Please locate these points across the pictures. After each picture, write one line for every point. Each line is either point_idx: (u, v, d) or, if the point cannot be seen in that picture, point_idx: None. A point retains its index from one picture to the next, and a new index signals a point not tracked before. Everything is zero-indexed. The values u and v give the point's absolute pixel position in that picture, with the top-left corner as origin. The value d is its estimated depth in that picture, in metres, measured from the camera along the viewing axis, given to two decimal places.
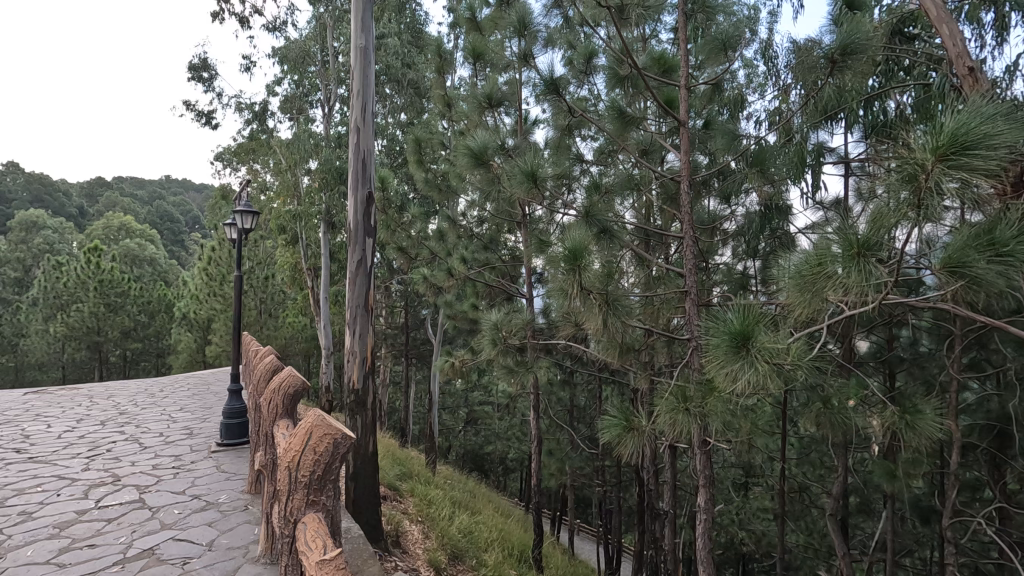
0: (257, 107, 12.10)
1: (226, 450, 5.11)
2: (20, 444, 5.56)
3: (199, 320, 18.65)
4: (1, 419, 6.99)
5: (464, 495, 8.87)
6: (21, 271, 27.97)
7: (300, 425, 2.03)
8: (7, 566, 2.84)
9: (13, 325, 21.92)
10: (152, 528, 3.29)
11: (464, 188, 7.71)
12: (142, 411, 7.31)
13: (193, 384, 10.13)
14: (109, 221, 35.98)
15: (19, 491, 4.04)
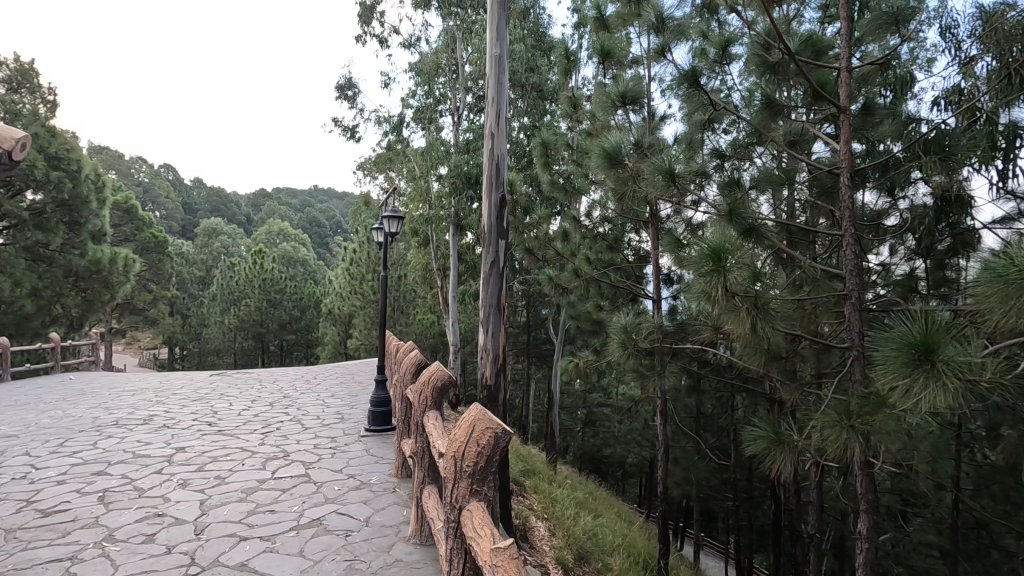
0: (394, 119, 13.06)
1: (373, 436, 5.58)
2: (211, 418, 6.56)
3: (343, 315, 20.55)
4: (195, 396, 8.27)
5: (586, 497, 8.80)
6: (204, 271, 32.69)
7: (462, 420, 2.17)
8: (210, 521, 3.36)
9: (198, 316, 25.72)
10: (318, 501, 3.69)
11: (589, 188, 7.62)
12: (302, 395, 8.23)
13: (339, 374, 11.16)
14: (270, 227, 40.90)
15: (214, 459, 4.75)
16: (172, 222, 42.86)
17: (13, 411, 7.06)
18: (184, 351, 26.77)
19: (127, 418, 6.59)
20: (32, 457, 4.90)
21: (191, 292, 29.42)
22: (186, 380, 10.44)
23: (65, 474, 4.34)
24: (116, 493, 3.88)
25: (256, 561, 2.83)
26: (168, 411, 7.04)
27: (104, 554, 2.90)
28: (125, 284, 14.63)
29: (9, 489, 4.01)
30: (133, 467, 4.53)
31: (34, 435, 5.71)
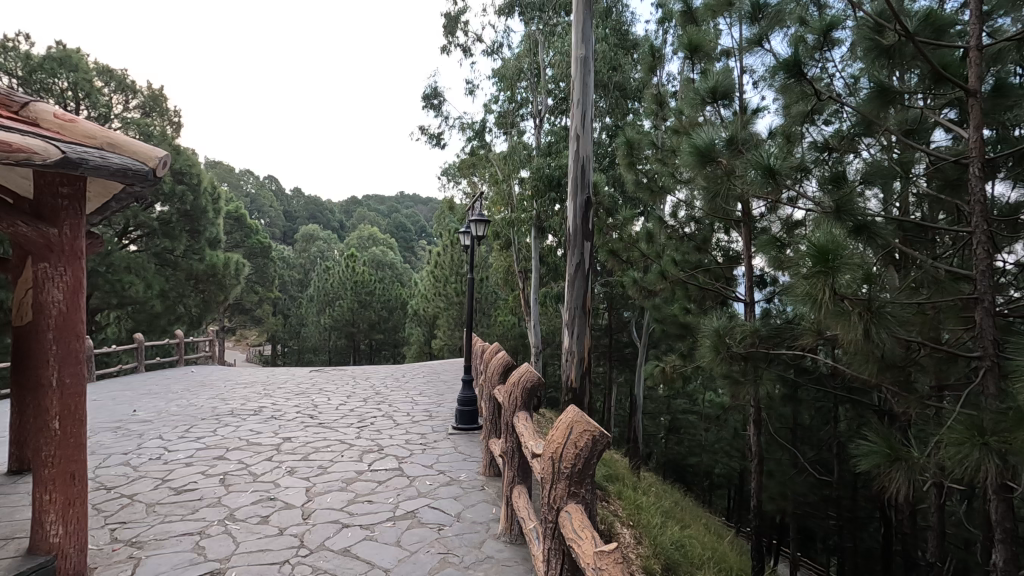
0: (477, 125, 13.36)
1: (461, 434, 5.72)
2: (313, 411, 7.03)
3: (429, 316, 21.28)
4: (298, 390, 8.90)
5: (671, 506, 8.50)
6: (303, 274, 35.04)
7: (559, 422, 2.18)
8: (315, 507, 3.60)
9: (298, 316, 27.62)
10: (412, 494, 3.84)
11: (676, 188, 7.37)
12: (393, 393, 8.62)
13: (425, 373, 11.55)
14: (360, 233, 43.13)
15: (316, 449, 5.09)
16: (274, 229, 46.36)
17: (149, 399, 7.95)
18: (285, 348, 28.86)
19: (240, 408, 7.21)
20: (164, 440, 5.50)
21: (291, 293, 31.68)
22: (289, 376, 11.25)
23: (192, 458, 4.83)
24: (235, 476, 4.27)
25: (357, 547, 2.99)
26: (275, 403, 7.63)
27: (226, 532, 3.19)
28: (236, 286, 16.04)
29: (148, 468, 4.52)
30: (247, 453, 4.96)
31: (165, 421, 6.39)
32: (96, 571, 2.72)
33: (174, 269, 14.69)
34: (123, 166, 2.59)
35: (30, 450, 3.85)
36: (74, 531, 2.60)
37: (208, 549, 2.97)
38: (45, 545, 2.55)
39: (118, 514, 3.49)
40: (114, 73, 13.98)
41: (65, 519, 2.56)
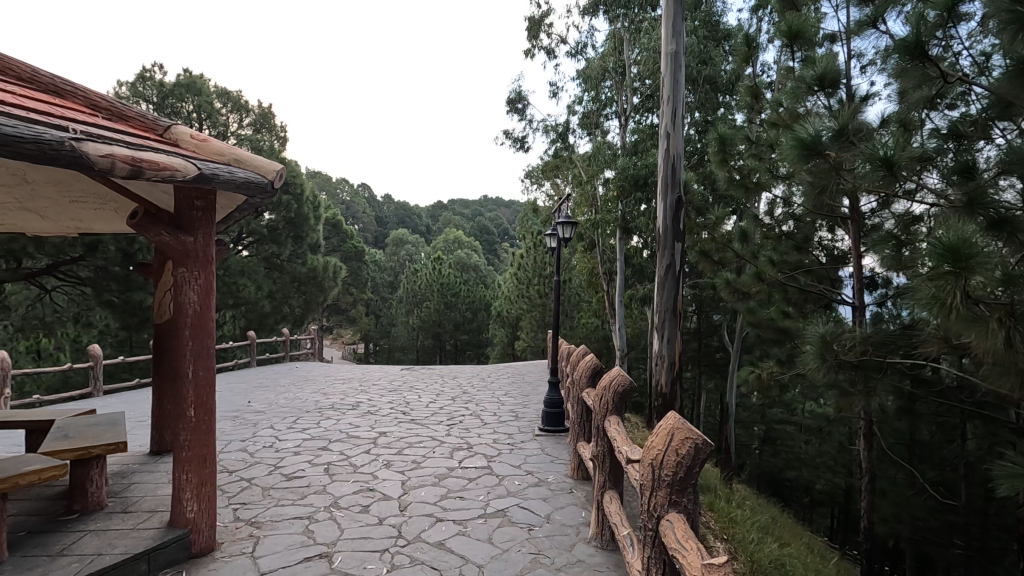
0: (560, 127, 13.35)
1: (547, 435, 5.73)
2: (405, 408, 7.35)
3: (512, 317, 21.53)
4: (391, 387, 9.33)
5: (769, 522, 7.99)
6: (393, 276, 36.64)
7: (658, 428, 2.13)
8: (411, 501, 3.76)
9: (388, 317, 28.93)
10: (501, 493, 3.91)
11: (774, 184, 6.94)
12: (479, 392, 8.80)
13: (510, 374, 11.68)
14: (446, 237, 44.43)
15: (409, 445, 5.32)
16: (367, 233, 48.93)
17: (260, 391, 8.67)
18: (377, 347, 30.31)
19: (339, 403, 7.67)
20: (274, 429, 5.98)
21: (383, 294, 33.24)
22: (381, 373, 11.81)
23: (299, 447, 5.22)
24: (338, 466, 4.56)
25: (451, 542, 3.08)
26: (371, 399, 8.05)
27: (332, 518, 3.42)
28: (334, 288, 17.08)
29: (261, 455, 4.93)
30: (347, 446, 5.28)
31: (275, 412, 6.93)
32: (223, 546, 3.01)
33: (281, 272, 15.91)
34: (247, 179, 2.85)
35: (169, 433, 4.31)
36: (206, 509, 2.90)
37: (317, 534, 3.19)
38: (183, 519, 2.86)
39: (239, 495, 3.84)
40: (231, 94, 15.40)
41: (199, 497, 2.86)
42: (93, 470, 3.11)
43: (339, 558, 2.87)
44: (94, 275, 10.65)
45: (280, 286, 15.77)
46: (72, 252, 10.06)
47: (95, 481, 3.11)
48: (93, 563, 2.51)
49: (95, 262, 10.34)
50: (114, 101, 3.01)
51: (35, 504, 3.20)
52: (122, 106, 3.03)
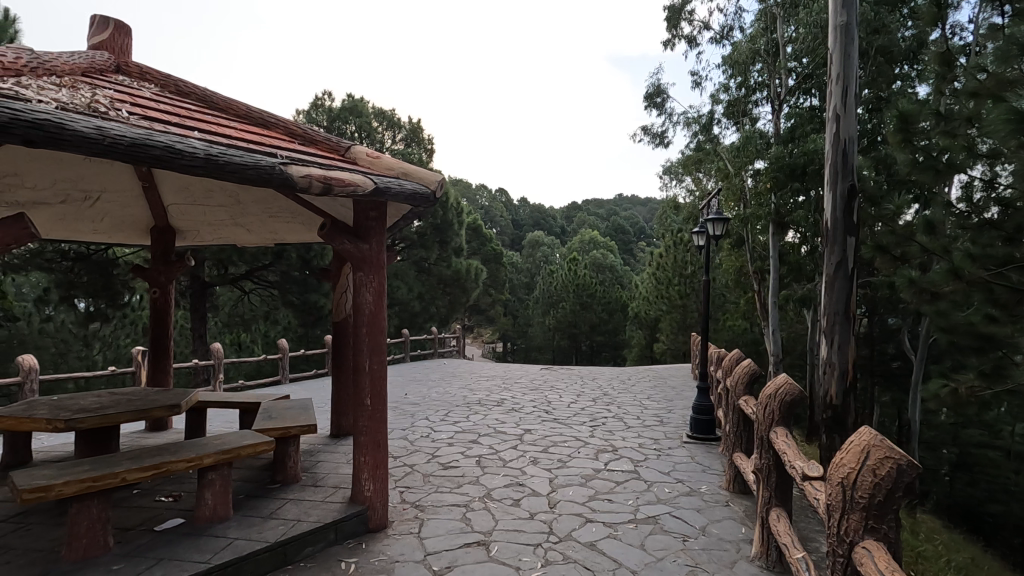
0: (703, 119, 12.61)
1: (696, 443, 5.44)
2: (548, 407, 7.49)
3: (651, 318, 20.84)
4: (532, 386, 9.56)
5: (970, 563, 6.77)
6: (530, 277, 37.34)
7: (849, 444, 1.92)
8: (560, 498, 3.82)
9: (526, 317, 29.58)
10: (651, 499, 3.81)
11: (974, 165, 5.86)
12: (621, 395, 8.66)
13: (651, 377, 11.31)
14: (582, 237, 44.26)
15: (554, 443, 5.41)
16: (505, 236, 50.65)
17: (415, 385, 9.42)
18: (515, 346, 31.19)
19: (485, 399, 8.04)
20: (430, 421, 6.46)
21: (520, 295, 34.06)
22: (522, 372, 12.13)
23: (453, 438, 5.59)
24: (489, 459, 4.80)
25: (602, 544, 3.07)
26: (514, 396, 8.31)
27: (486, 508, 3.59)
28: (476, 289, 17.91)
29: (420, 444, 5.35)
30: (496, 440, 5.52)
31: (429, 405, 7.47)
32: (394, 524, 3.31)
33: (428, 274, 17.11)
34: (414, 191, 3.12)
35: (347, 419, 4.85)
36: (380, 490, 3.21)
37: (474, 522, 3.37)
38: (362, 496, 3.20)
39: (403, 479, 4.20)
40: (386, 113, 16.92)
41: (374, 478, 3.18)
42: (290, 448, 3.61)
43: (496, 548, 3.00)
44: (280, 279, 12.34)
45: (429, 287, 16.97)
46: (263, 260, 11.78)
47: (292, 457, 3.61)
48: (294, 527, 2.91)
49: (280, 268, 11.99)
50: (307, 127, 3.46)
51: (248, 472, 3.80)
52: (313, 132, 3.46)
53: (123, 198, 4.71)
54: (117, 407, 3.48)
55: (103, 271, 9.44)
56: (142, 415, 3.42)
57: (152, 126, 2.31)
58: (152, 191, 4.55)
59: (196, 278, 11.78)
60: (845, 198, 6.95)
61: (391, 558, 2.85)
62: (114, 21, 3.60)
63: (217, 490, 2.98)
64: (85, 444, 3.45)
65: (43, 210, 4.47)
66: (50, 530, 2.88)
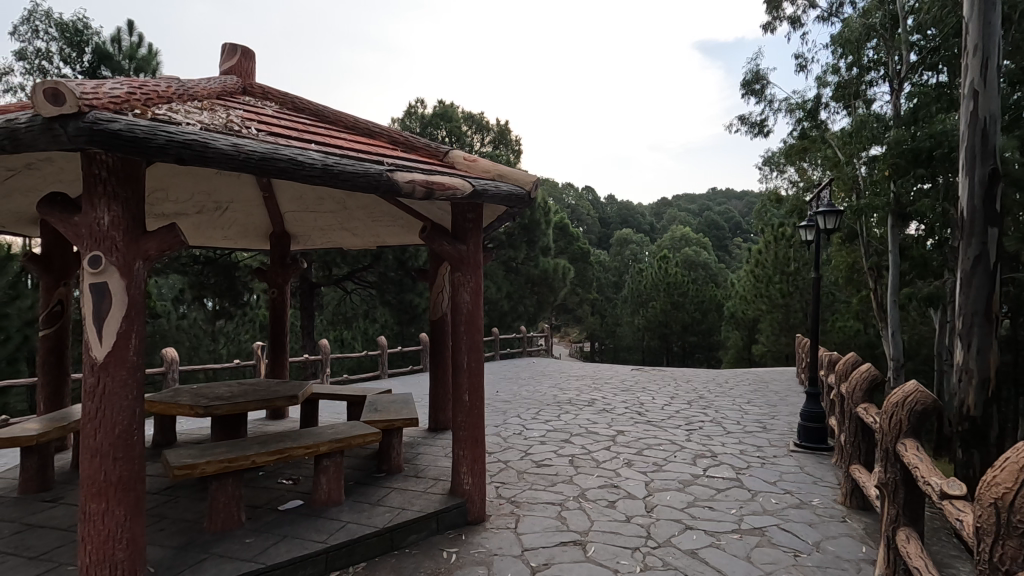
0: (808, 104, 11.71)
1: (805, 453, 5.08)
2: (640, 408, 7.31)
3: (749, 318, 19.69)
4: (623, 387, 9.38)
5: None
6: (618, 276, 36.61)
7: (1003, 461, 1.71)
8: (657, 503, 3.72)
9: (614, 316, 29.07)
10: (756, 509, 3.61)
11: None
12: (718, 398, 8.26)
13: (751, 381, 10.68)
14: (672, 234, 42.64)
15: (649, 446, 5.28)
16: (591, 235, 50.11)
17: (506, 383, 9.57)
18: (602, 346, 30.73)
19: (576, 399, 8.01)
20: (522, 419, 6.55)
21: (608, 294, 33.48)
22: (612, 372, 11.92)
23: (545, 436, 5.62)
24: (582, 459, 4.77)
25: (705, 552, 2.96)
26: (605, 397, 8.20)
27: (581, 508, 3.58)
28: (564, 288, 17.87)
29: (513, 441, 5.44)
30: (588, 440, 5.48)
31: (520, 403, 7.56)
32: (492, 518, 3.39)
33: (517, 274, 17.30)
34: (510, 193, 3.19)
35: (444, 414, 5.02)
36: (478, 484, 3.29)
37: (569, 521, 3.37)
38: (461, 489, 3.31)
39: (498, 475, 4.29)
40: (475, 117, 17.33)
41: (473, 472, 3.28)
42: (394, 439, 3.80)
43: (593, 549, 2.99)
44: (378, 280, 13.03)
45: (517, 286, 17.18)
46: (363, 261, 12.50)
47: (396, 448, 3.80)
48: (400, 515, 3.07)
49: (378, 269, 12.67)
50: (408, 136, 3.63)
51: (356, 461, 4.06)
52: (415, 140, 3.62)
53: (248, 207, 5.20)
54: (246, 396, 3.85)
55: (228, 274, 10.52)
56: (267, 404, 3.76)
57: (277, 141, 2.53)
58: (272, 200, 4.98)
59: (305, 279, 12.75)
60: (985, 184, 6.19)
61: (489, 551, 2.93)
62: (240, 48, 3.98)
63: (331, 476, 3.22)
64: (220, 428, 3.87)
65: (184, 220, 5.05)
66: (193, 503, 3.24)
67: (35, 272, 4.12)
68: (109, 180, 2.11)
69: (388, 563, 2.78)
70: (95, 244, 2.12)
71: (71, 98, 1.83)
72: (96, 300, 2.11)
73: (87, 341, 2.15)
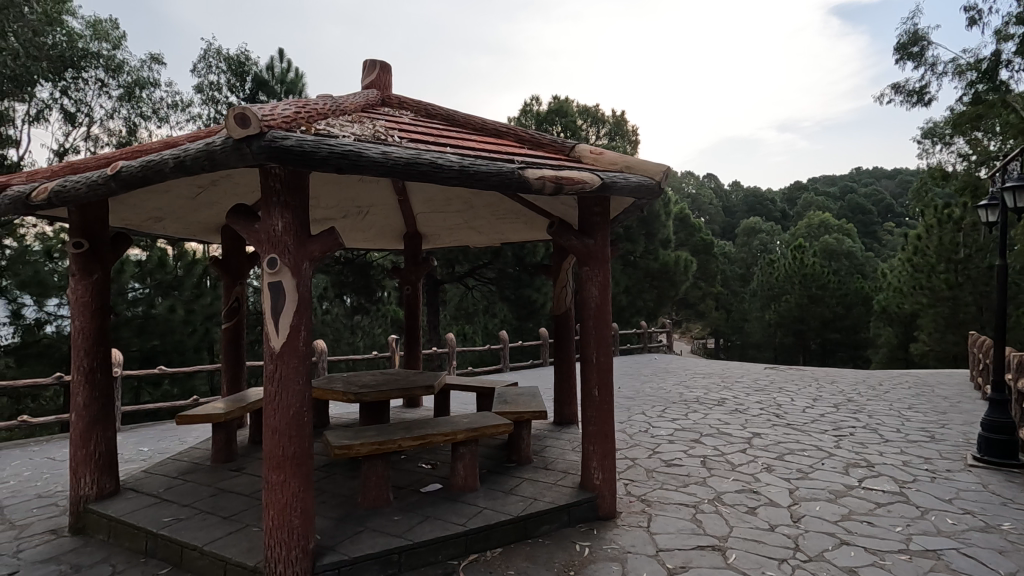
0: (984, 64, 10.02)
1: (987, 468, 4.38)
2: (778, 410, 6.78)
3: (904, 313, 17.39)
4: (756, 387, 8.75)
5: None
6: (745, 268, 34.24)
7: None
8: (804, 513, 3.43)
9: (741, 310, 27.23)
10: (927, 529, 3.18)
11: None
12: (871, 402, 7.40)
13: (911, 383, 9.43)
14: (809, 220, 38.82)
15: (790, 450, 4.88)
16: (715, 225, 47.36)
17: (627, 379, 9.38)
18: (728, 342, 28.97)
19: (703, 397, 7.64)
20: (647, 416, 6.38)
21: (734, 288, 31.43)
22: (742, 371, 11.19)
23: (673, 435, 5.42)
24: (714, 461, 4.53)
25: (866, 572, 2.67)
26: (737, 396, 7.71)
27: (718, 512, 3.41)
28: (686, 282, 17.10)
29: (639, 438, 5.31)
30: (720, 441, 5.20)
31: (644, 401, 7.37)
32: (623, 515, 3.34)
33: (635, 268, 16.83)
34: (638, 185, 3.12)
35: (568, 408, 5.05)
36: (609, 479, 3.27)
37: (706, 524, 3.22)
38: (591, 484, 3.30)
39: (627, 472, 4.22)
40: (590, 110, 17.15)
41: (603, 467, 3.26)
42: (524, 431, 3.89)
43: (734, 556, 2.82)
44: (498, 276, 13.42)
45: (636, 281, 16.72)
46: (484, 259, 12.97)
47: (525, 440, 3.88)
48: (532, 505, 3.14)
49: (498, 266, 13.05)
50: (534, 133, 3.67)
51: (487, 451, 4.22)
52: (540, 136, 3.67)
53: (385, 210, 5.61)
54: (389, 385, 4.16)
55: (363, 273, 11.48)
56: (406, 393, 4.04)
57: (417, 146, 2.70)
58: (406, 203, 5.33)
59: (430, 277, 13.51)
60: None
61: (623, 548, 2.89)
62: (379, 63, 4.29)
63: (467, 463, 3.38)
64: (368, 414, 4.24)
65: (332, 224, 5.58)
66: (347, 480, 3.59)
67: (218, 273, 4.76)
68: (281, 191, 2.39)
69: (523, 551, 2.86)
70: (272, 247, 2.42)
71: (255, 121, 2.10)
72: (275, 298, 2.41)
73: (266, 332, 2.46)
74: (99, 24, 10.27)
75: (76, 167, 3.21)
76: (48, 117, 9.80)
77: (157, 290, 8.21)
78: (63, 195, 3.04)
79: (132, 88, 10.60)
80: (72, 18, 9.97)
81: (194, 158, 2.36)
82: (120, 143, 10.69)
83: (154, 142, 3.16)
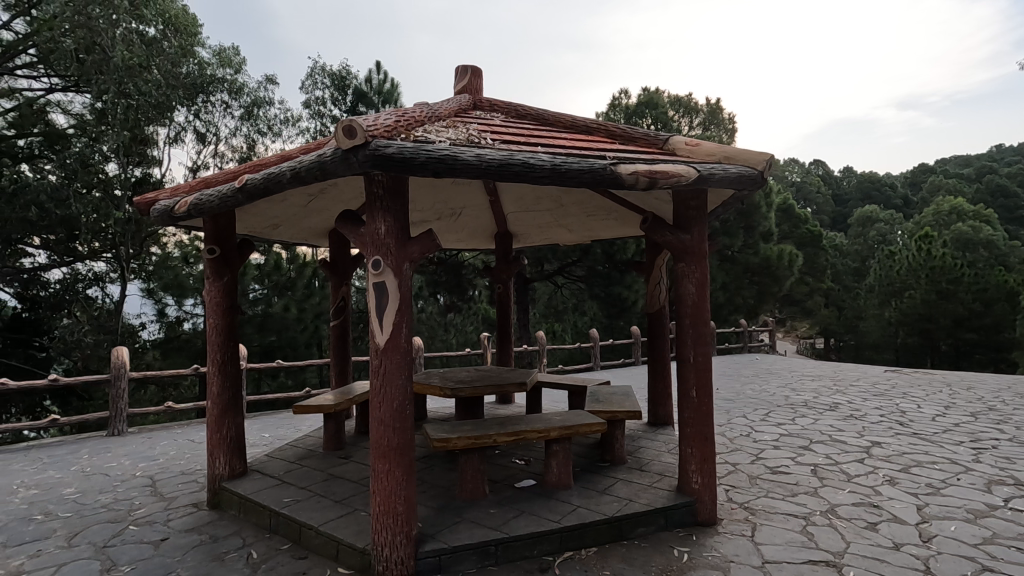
0: None
1: None
2: (902, 417, 6.13)
3: None
4: (875, 391, 7.97)
5: None
6: (860, 261, 31.28)
7: None
8: (936, 533, 3.08)
9: (855, 308, 24.88)
10: None
11: None
12: (1019, 412, 6.48)
13: None
14: (937, 206, 34.70)
15: (918, 463, 4.40)
16: (823, 216, 43.74)
17: (725, 381, 8.93)
18: (840, 343, 26.64)
19: (813, 401, 7.09)
20: (749, 420, 6.03)
21: (847, 283, 28.82)
22: (857, 374, 10.24)
23: (779, 441, 5.09)
24: (827, 471, 4.20)
25: None
26: (853, 402, 7.06)
27: (832, 526, 3.16)
28: (791, 278, 15.94)
29: (741, 442, 5.04)
30: (834, 450, 4.80)
31: (746, 403, 6.97)
32: (724, 522, 3.19)
33: (733, 263, 15.94)
34: (738, 176, 2.96)
35: (664, 409, 4.90)
36: (708, 483, 3.13)
37: (818, 538, 2.99)
38: (689, 488, 3.19)
39: (728, 478, 4.02)
40: (682, 100, 16.49)
41: (702, 470, 3.13)
42: (618, 431, 3.83)
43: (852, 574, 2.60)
44: (587, 274, 13.29)
45: (734, 277, 15.82)
46: (573, 256, 12.91)
47: (619, 440, 3.83)
48: (627, 506, 3.09)
49: (587, 263, 12.94)
50: (626, 128, 3.60)
51: (581, 449, 4.20)
52: (633, 131, 3.58)
53: (478, 211, 5.76)
54: (483, 381, 4.27)
55: (455, 272, 11.86)
56: (500, 389, 4.12)
57: (510, 147, 2.74)
58: (498, 203, 5.43)
59: (520, 275, 13.66)
60: None
61: (724, 557, 2.76)
62: (470, 68, 4.40)
63: (560, 460, 3.39)
64: (464, 409, 4.38)
65: (428, 226, 5.83)
66: (445, 472, 3.74)
67: (327, 274, 5.14)
68: (384, 196, 2.54)
69: (618, 552, 2.82)
70: (376, 250, 2.57)
71: (360, 132, 2.24)
72: (379, 297, 2.56)
73: (372, 329, 2.62)
74: (224, 52, 11.42)
75: (208, 182, 3.60)
76: (184, 138, 11.07)
77: (274, 290, 9.01)
78: (199, 207, 3.42)
79: (251, 108, 11.70)
80: (202, 49, 11.18)
81: (307, 169, 2.56)
82: (241, 158, 11.83)
83: (272, 156, 3.46)
